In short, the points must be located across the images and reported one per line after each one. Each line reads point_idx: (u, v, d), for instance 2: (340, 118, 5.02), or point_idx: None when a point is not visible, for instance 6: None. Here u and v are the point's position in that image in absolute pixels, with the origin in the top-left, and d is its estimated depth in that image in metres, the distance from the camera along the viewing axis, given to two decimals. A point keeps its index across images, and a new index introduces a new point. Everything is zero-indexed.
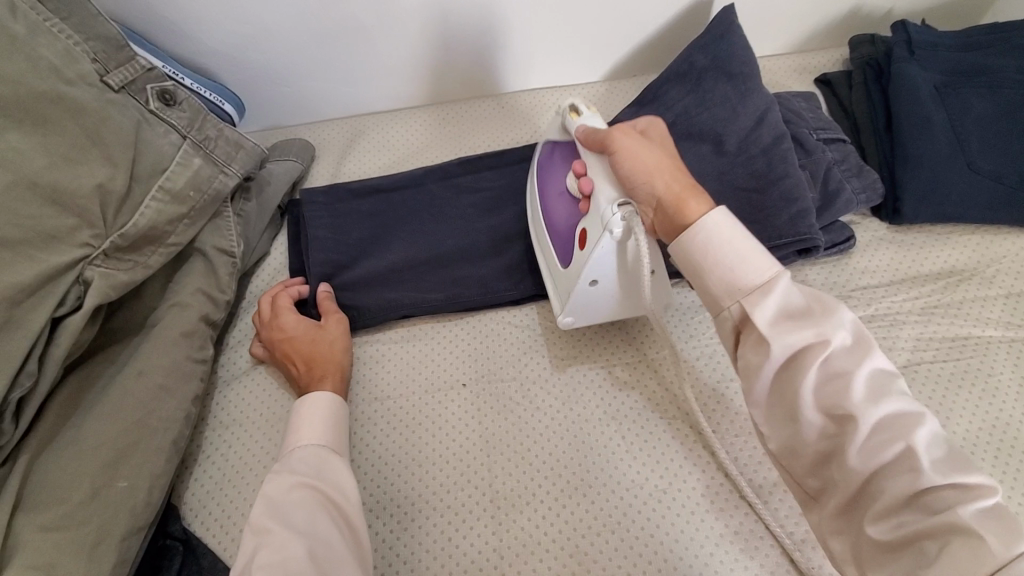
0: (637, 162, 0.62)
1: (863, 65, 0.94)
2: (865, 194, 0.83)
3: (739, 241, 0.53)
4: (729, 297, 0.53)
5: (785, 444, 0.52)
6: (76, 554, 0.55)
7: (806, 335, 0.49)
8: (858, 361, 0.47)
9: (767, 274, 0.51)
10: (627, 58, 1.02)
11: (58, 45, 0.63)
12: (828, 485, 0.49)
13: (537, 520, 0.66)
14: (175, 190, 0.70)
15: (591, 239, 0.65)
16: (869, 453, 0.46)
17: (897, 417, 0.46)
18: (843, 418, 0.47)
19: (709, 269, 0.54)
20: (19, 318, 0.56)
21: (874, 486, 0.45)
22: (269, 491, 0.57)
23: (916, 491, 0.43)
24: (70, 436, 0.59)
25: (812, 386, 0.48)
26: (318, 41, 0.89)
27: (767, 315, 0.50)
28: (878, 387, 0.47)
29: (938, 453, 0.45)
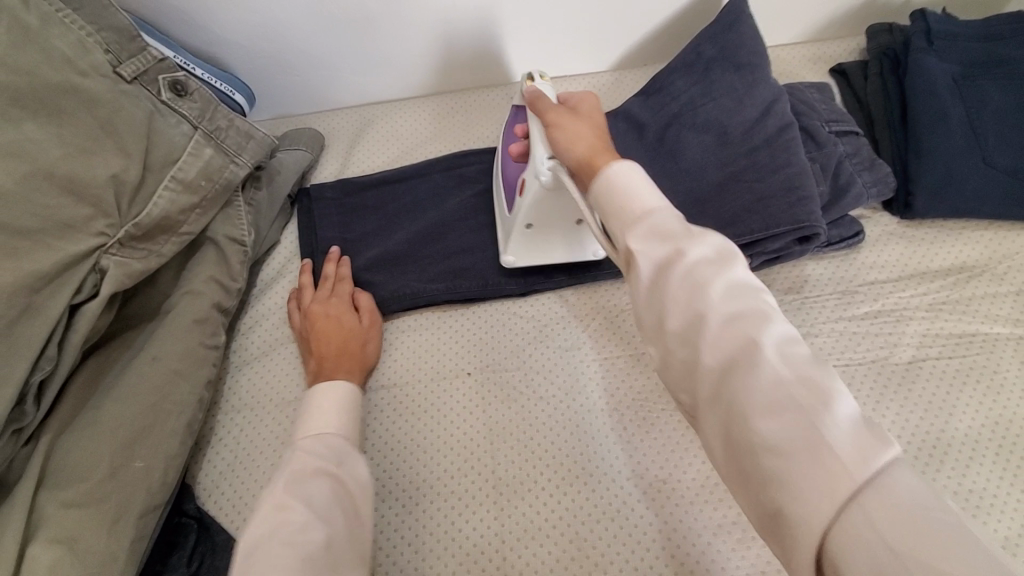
0: (569, 133, 0.62)
1: (879, 55, 0.92)
2: (876, 188, 0.82)
3: (633, 178, 0.51)
4: (614, 224, 0.50)
5: (662, 360, 0.47)
6: (96, 529, 0.58)
7: (667, 250, 0.46)
8: (722, 273, 0.44)
9: (650, 204, 0.49)
10: (637, 47, 1.01)
11: (72, 36, 0.64)
12: (695, 391, 0.45)
13: (537, 506, 0.67)
14: (187, 179, 0.71)
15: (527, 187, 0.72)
16: (730, 356, 0.41)
17: (752, 320, 0.42)
18: (700, 324, 0.43)
19: (608, 204, 0.51)
20: (39, 305, 0.58)
21: (730, 388, 0.41)
22: (295, 470, 0.56)
23: (776, 392, 0.39)
24: (89, 418, 0.61)
25: (675, 292, 0.44)
26: (325, 29, 0.89)
27: (639, 235, 0.47)
28: (738, 291, 0.43)
29: (796, 354, 0.41)
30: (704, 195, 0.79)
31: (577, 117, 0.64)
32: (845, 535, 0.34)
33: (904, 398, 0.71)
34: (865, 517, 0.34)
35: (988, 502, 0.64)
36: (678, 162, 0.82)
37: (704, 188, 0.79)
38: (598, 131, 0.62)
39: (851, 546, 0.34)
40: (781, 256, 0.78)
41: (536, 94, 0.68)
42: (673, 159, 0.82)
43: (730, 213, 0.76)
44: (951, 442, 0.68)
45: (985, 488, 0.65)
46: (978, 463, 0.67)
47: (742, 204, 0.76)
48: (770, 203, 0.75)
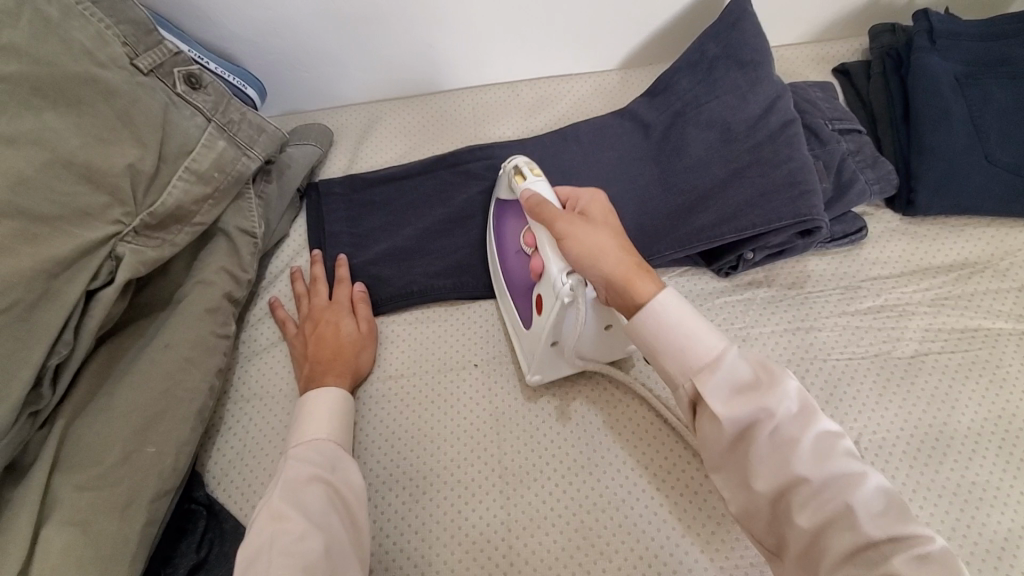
0: (584, 244, 0.59)
1: (882, 55, 0.93)
2: (878, 185, 0.83)
3: (691, 321, 0.53)
4: (679, 373, 0.52)
5: (741, 507, 0.51)
6: (109, 513, 0.58)
7: (751, 407, 0.48)
8: (804, 428, 0.47)
9: (714, 348, 0.51)
10: (644, 46, 1.02)
11: (90, 28, 0.66)
12: (784, 542, 0.48)
13: (543, 495, 0.68)
14: (201, 170, 0.72)
15: (546, 306, 0.65)
16: (820, 516, 0.45)
17: (840, 480, 0.45)
18: (790, 484, 0.46)
19: (662, 349, 0.54)
20: (56, 290, 0.59)
21: (823, 547, 0.44)
22: (289, 478, 0.58)
23: (864, 550, 0.43)
24: (103, 403, 0.63)
25: (761, 450, 0.48)
26: (336, 26, 0.90)
27: (714, 387, 0.50)
28: (825, 448, 0.47)
29: (881, 507, 0.44)
30: (709, 190, 0.80)
31: (593, 224, 0.61)
32: None
33: (906, 391, 0.72)
34: None
35: (990, 492, 0.65)
36: (683, 159, 0.83)
37: (709, 184, 0.80)
38: (619, 237, 0.60)
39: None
40: (784, 250, 0.79)
41: (537, 199, 0.66)
42: (678, 155, 0.83)
43: (734, 207, 0.77)
44: (953, 434, 0.69)
45: (985, 480, 0.66)
46: (980, 454, 0.67)
47: (748, 199, 0.77)
48: (774, 198, 0.75)
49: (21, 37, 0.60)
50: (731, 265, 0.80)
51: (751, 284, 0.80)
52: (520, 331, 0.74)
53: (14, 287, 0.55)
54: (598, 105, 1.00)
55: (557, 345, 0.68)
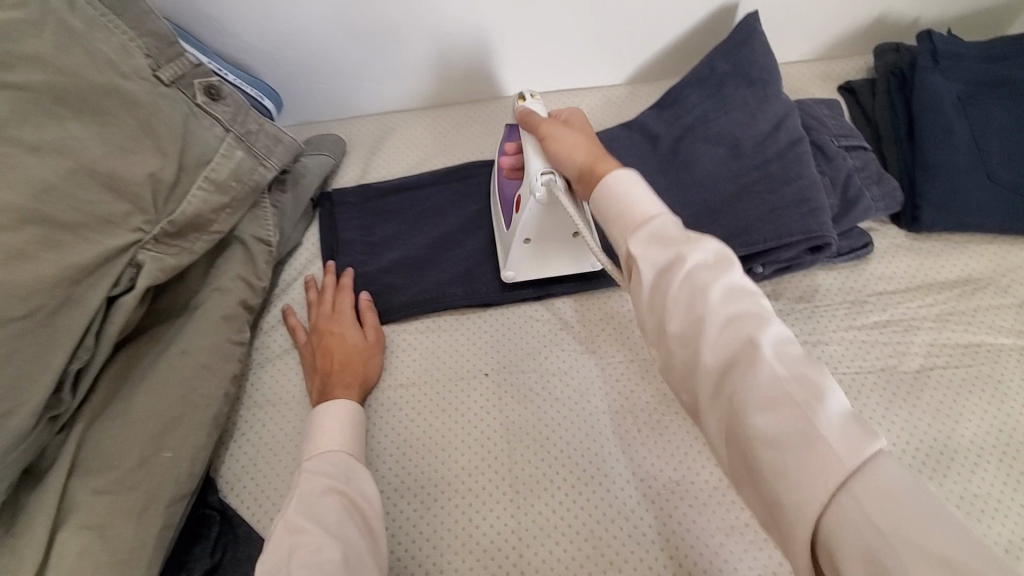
0: (567, 139, 0.67)
1: (887, 74, 0.95)
2: (884, 201, 0.84)
3: (635, 188, 0.54)
4: (617, 232, 0.54)
5: (663, 362, 0.50)
6: (125, 517, 0.59)
7: (670, 254, 0.49)
8: (719, 275, 0.48)
9: (649, 210, 0.53)
10: (653, 62, 1.04)
11: (116, 40, 0.67)
12: (696, 390, 0.47)
13: (554, 504, 0.68)
14: (219, 180, 0.74)
15: (523, 204, 0.74)
16: (729, 357, 0.45)
17: (751, 323, 0.45)
18: (703, 326, 0.46)
19: (610, 210, 0.55)
20: (79, 296, 0.60)
21: (732, 391, 0.44)
22: (303, 492, 0.60)
23: (772, 386, 0.42)
24: (120, 408, 0.63)
25: (678, 292, 0.48)
26: (351, 38, 0.92)
27: (641, 238, 0.51)
28: (737, 295, 0.47)
29: (791, 354, 0.44)
30: (718, 205, 0.81)
31: (570, 128, 0.69)
32: (838, 521, 0.37)
33: (913, 405, 0.72)
34: (850, 497, 0.37)
35: (995, 506, 0.66)
36: (692, 173, 0.84)
37: (718, 199, 0.81)
38: (591, 139, 0.67)
39: (841, 525, 0.37)
40: (792, 265, 0.80)
41: (527, 112, 0.74)
42: (686, 169, 0.85)
43: (744, 222, 0.78)
44: (958, 449, 0.69)
45: (991, 494, 0.66)
46: (985, 468, 0.68)
47: (756, 214, 0.78)
48: (783, 213, 0.77)
49: (48, 47, 0.61)
50: None
51: None
52: (502, 234, 0.83)
53: (37, 294, 0.56)
54: (608, 118, 1.02)
55: (529, 242, 0.78)
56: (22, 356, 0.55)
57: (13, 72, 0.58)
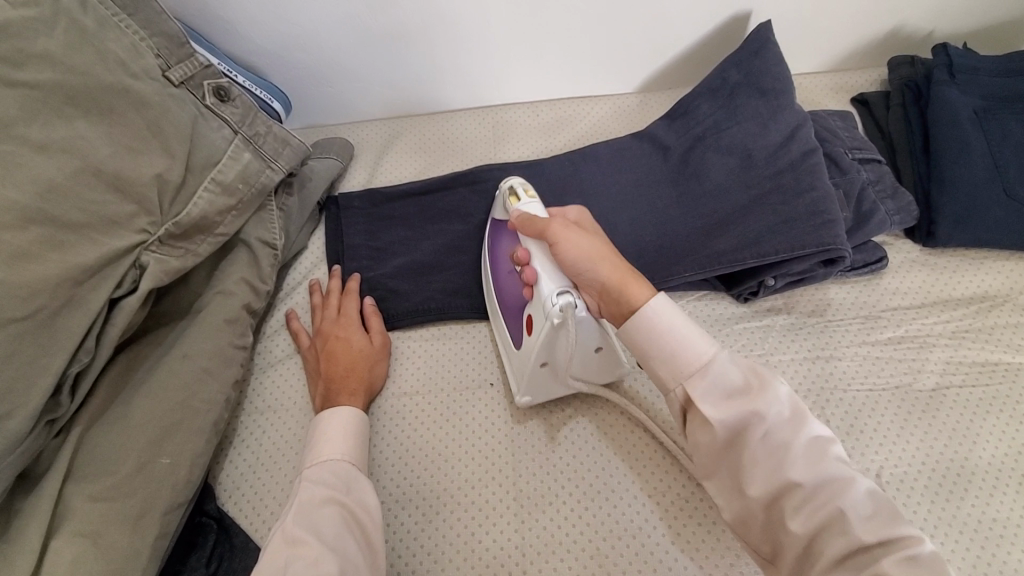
0: (582, 248, 0.63)
1: (902, 86, 0.94)
2: (899, 215, 0.83)
3: (680, 324, 0.55)
4: (667, 373, 0.54)
5: (736, 515, 0.52)
6: (121, 525, 0.58)
7: (741, 410, 0.50)
8: (796, 433, 0.49)
9: (704, 351, 0.53)
10: (665, 71, 1.03)
11: (126, 40, 0.67)
12: (778, 551, 0.49)
13: (559, 520, 0.67)
14: (225, 182, 0.73)
15: (537, 325, 0.65)
16: (814, 519, 0.46)
17: (834, 484, 0.47)
18: (781, 487, 0.48)
19: (653, 355, 0.55)
20: (81, 297, 0.59)
21: (818, 550, 0.46)
22: (303, 502, 0.58)
23: (859, 554, 0.44)
24: (119, 412, 0.62)
25: (755, 456, 0.49)
26: (362, 43, 0.92)
27: (701, 390, 0.52)
28: (816, 450, 0.49)
29: (875, 506, 0.46)
30: (730, 216, 0.80)
31: (590, 237, 0.64)
32: None
33: (929, 424, 0.71)
34: None
35: (1014, 530, 0.64)
36: (703, 184, 0.83)
37: (729, 210, 0.80)
38: (611, 247, 0.64)
39: None
40: (806, 278, 0.79)
41: (526, 216, 0.70)
42: (698, 179, 0.84)
43: (757, 235, 0.77)
44: (976, 470, 0.68)
45: (1010, 517, 0.65)
46: (1003, 490, 0.66)
47: (769, 225, 0.77)
48: (796, 225, 0.75)
49: (57, 46, 0.61)
50: (751, 290, 0.80)
51: (770, 311, 0.80)
52: (512, 354, 0.74)
53: (39, 293, 0.55)
54: (618, 127, 1.01)
55: (547, 365, 0.68)
56: (22, 357, 0.54)
57: (22, 71, 0.58)
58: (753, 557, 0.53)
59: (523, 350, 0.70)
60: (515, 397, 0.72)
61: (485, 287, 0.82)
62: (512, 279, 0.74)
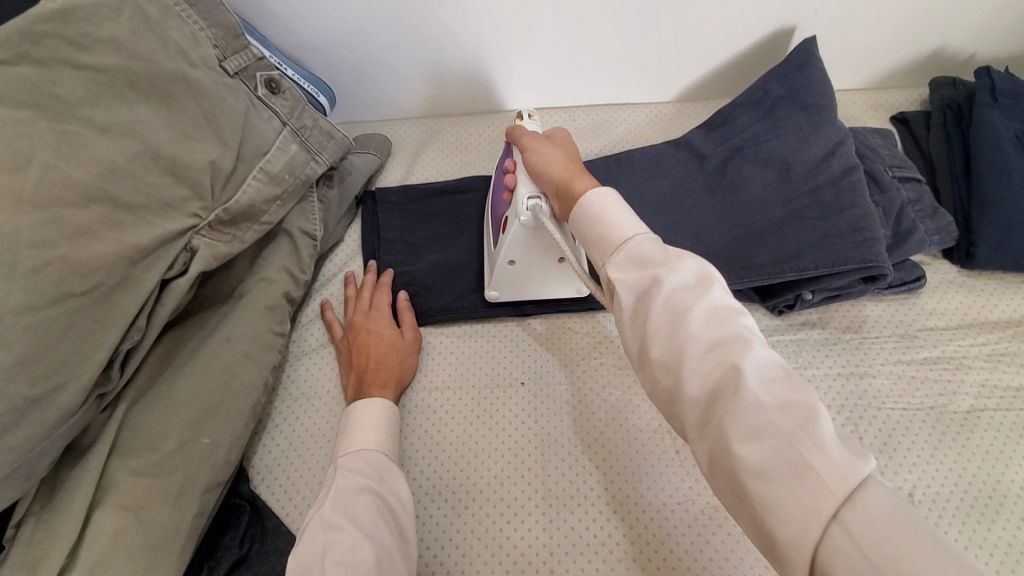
0: (543, 157, 0.69)
1: (943, 107, 0.93)
2: (938, 235, 0.82)
3: (609, 203, 0.56)
4: (598, 254, 0.55)
5: (650, 386, 0.49)
6: (162, 501, 0.59)
7: (646, 275, 0.49)
8: (698, 297, 0.47)
9: (627, 231, 0.53)
10: (702, 81, 1.03)
11: (187, 29, 0.69)
12: (683, 417, 0.46)
13: (587, 521, 0.67)
14: (273, 172, 0.74)
15: (509, 225, 0.73)
16: (709, 380, 0.44)
17: (731, 343, 0.44)
18: (683, 350, 0.45)
19: (588, 230, 0.57)
20: (135, 277, 0.60)
21: (716, 410, 0.43)
22: (339, 490, 0.59)
23: (756, 411, 0.41)
24: (163, 391, 0.64)
25: (657, 317, 0.47)
26: (406, 42, 0.93)
27: (620, 262, 0.52)
28: (717, 314, 0.46)
29: (775, 373, 0.43)
30: (767, 228, 0.80)
31: (554, 145, 0.71)
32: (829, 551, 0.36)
33: (962, 446, 0.70)
34: (842, 530, 0.36)
35: None
36: (739, 195, 0.83)
37: (766, 222, 0.80)
38: (572, 159, 0.69)
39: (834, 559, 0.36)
40: (842, 293, 0.79)
41: (517, 127, 0.76)
42: (734, 190, 0.84)
43: (795, 248, 0.77)
44: (1010, 494, 0.67)
45: None
46: None
47: (806, 239, 0.77)
48: (836, 240, 0.76)
49: (123, 32, 0.63)
50: (787, 303, 0.80)
51: (804, 325, 0.80)
52: (490, 253, 0.81)
53: (97, 271, 0.56)
54: (654, 134, 1.01)
55: (514, 265, 0.76)
56: (79, 332, 0.55)
57: (89, 55, 0.60)
58: (669, 428, 0.49)
59: (495, 249, 0.78)
60: (487, 291, 0.81)
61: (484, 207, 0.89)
62: (501, 193, 0.79)
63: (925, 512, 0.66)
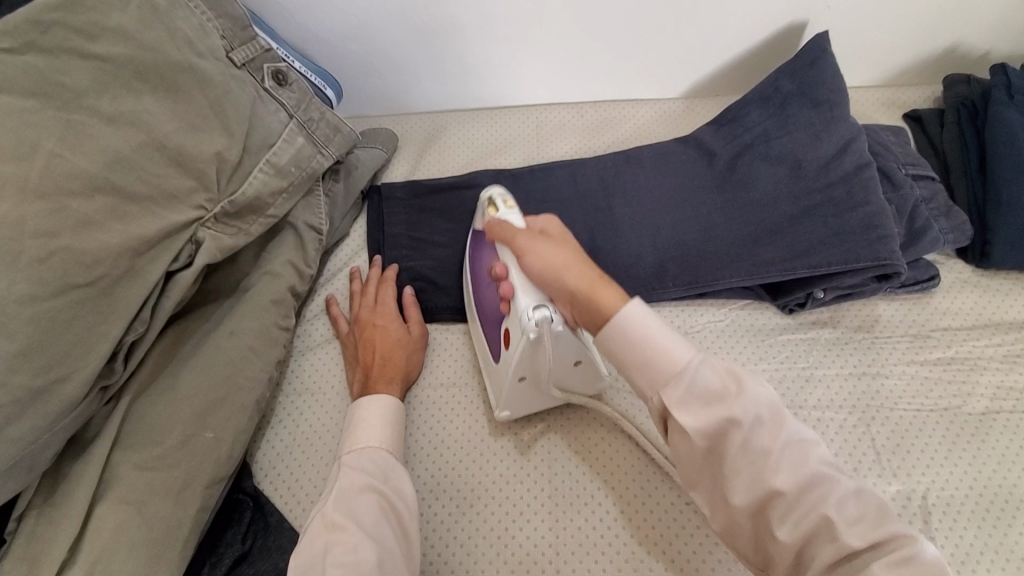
0: (546, 260, 0.60)
1: (957, 104, 0.92)
2: (952, 234, 0.81)
3: (656, 328, 0.51)
4: (647, 385, 0.51)
5: (722, 523, 0.50)
6: (165, 495, 0.58)
7: (717, 414, 0.47)
8: (774, 435, 0.46)
9: (685, 358, 0.49)
10: (712, 78, 1.02)
11: (193, 19, 0.68)
12: (768, 557, 0.48)
13: (593, 521, 0.66)
14: (280, 164, 0.74)
15: (513, 341, 0.64)
16: (800, 527, 0.44)
17: (814, 486, 0.45)
18: (768, 495, 0.45)
19: (641, 362, 0.51)
20: (140, 268, 0.60)
21: (810, 556, 0.44)
22: (342, 488, 0.58)
23: (853, 559, 0.43)
24: (167, 384, 0.63)
25: (735, 459, 0.46)
26: (414, 36, 0.92)
27: (678, 395, 0.49)
28: (793, 451, 0.46)
29: (857, 508, 0.45)
30: (779, 225, 0.79)
31: (553, 242, 0.61)
32: None
33: (978, 448, 0.69)
34: None
35: None
36: (750, 192, 0.82)
37: (777, 219, 0.79)
38: (577, 253, 0.60)
39: None
40: (854, 292, 0.78)
41: (498, 224, 0.67)
42: (745, 186, 0.83)
43: (807, 246, 0.76)
44: None
45: None
46: None
47: (818, 237, 0.76)
48: (848, 238, 0.75)
49: (130, 22, 0.62)
50: (798, 301, 0.79)
51: (816, 324, 0.79)
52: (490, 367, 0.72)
53: (101, 262, 0.56)
54: (663, 131, 1.00)
55: (524, 381, 0.66)
56: (83, 323, 0.55)
57: (96, 44, 0.60)
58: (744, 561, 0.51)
59: (500, 362, 0.69)
60: (495, 412, 0.71)
61: (466, 292, 0.80)
62: (492, 291, 0.71)
63: (939, 515, 0.65)
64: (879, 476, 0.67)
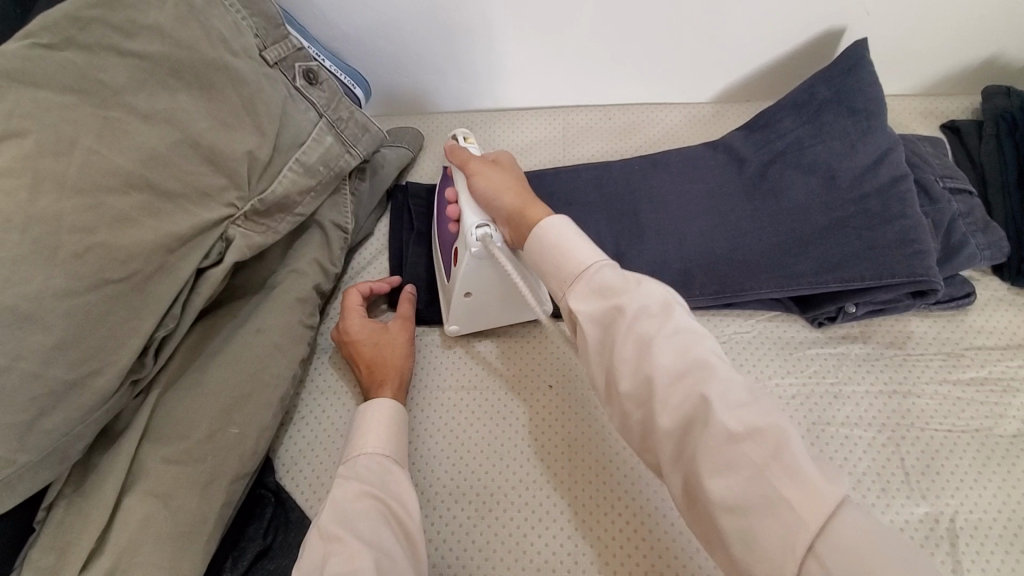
0: (492, 183, 0.68)
1: (996, 116, 0.89)
2: (989, 250, 0.79)
3: (567, 234, 0.57)
4: (558, 285, 0.56)
5: (619, 421, 0.51)
6: (191, 488, 0.59)
7: (609, 304, 0.51)
8: (659, 324, 0.48)
9: (587, 260, 0.54)
10: (743, 83, 1.00)
11: (229, 18, 0.68)
12: (656, 452, 0.48)
13: (613, 531, 0.65)
14: (308, 163, 0.74)
15: (461, 257, 0.71)
16: (681, 412, 0.45)
17: (700, 374, 0.46)
18: (649, 381, 0.47)
19: (550, 262, 0.56)
20: (172, 265, 0.60)
21: (688, 444, 0.45)
22: (338, 498, 0.58)
23: (728, 446, 0.43)
24: (195, 379, 0.64)
25: (623, 344, 0.49)
26: (442, 35, 0.92)
27: (580, 291, 0.53)
28: (682, 344, 0.47)
29: (740, 400, 0.45)
30: (810, 236, 0.77)
31: (500, 171, 0.70)
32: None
33: (1010, 472, 0.67)
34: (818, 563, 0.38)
35: None
36: (781, 202, 0.80)
37: (808, 230, 0.78)
38: (519, 182, 0.69)
39: None
40: (888, 307, 0.76)
41: (458, 151, 0.75)
42: (776, 195, 0.81)
43: (839, 259, 0.75)
44: None
45: None
46: None
47: (852, 249, 0.75)
48: (883, 252, 0.73)
49: (168, 20, 0.63)
50: (828, 315, 0.77)
51: (845, 338, 0.77)
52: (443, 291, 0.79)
53: (135, 258, 0.57)
54: (690, 135, 0.99)
55: (471, 296, 0.74)
56: (117, 318, 0.56)
57: (134, 42, 0.60)
58: (645, 463, 0.51)
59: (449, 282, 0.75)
60: (447, 327, 0.78)
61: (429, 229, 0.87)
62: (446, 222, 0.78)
63: (968, 539, 0.63)
64: (906, 497, 0.66)
